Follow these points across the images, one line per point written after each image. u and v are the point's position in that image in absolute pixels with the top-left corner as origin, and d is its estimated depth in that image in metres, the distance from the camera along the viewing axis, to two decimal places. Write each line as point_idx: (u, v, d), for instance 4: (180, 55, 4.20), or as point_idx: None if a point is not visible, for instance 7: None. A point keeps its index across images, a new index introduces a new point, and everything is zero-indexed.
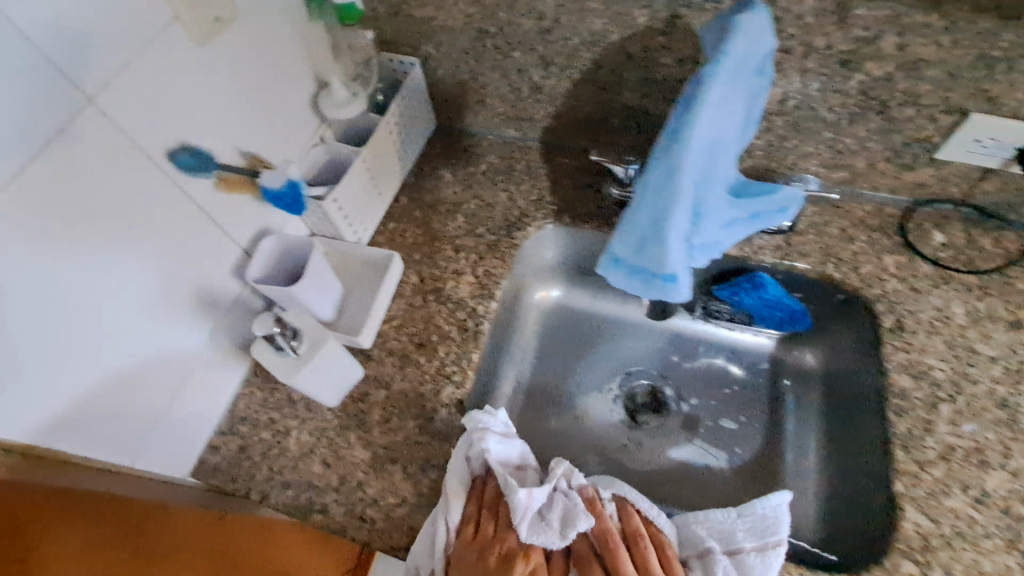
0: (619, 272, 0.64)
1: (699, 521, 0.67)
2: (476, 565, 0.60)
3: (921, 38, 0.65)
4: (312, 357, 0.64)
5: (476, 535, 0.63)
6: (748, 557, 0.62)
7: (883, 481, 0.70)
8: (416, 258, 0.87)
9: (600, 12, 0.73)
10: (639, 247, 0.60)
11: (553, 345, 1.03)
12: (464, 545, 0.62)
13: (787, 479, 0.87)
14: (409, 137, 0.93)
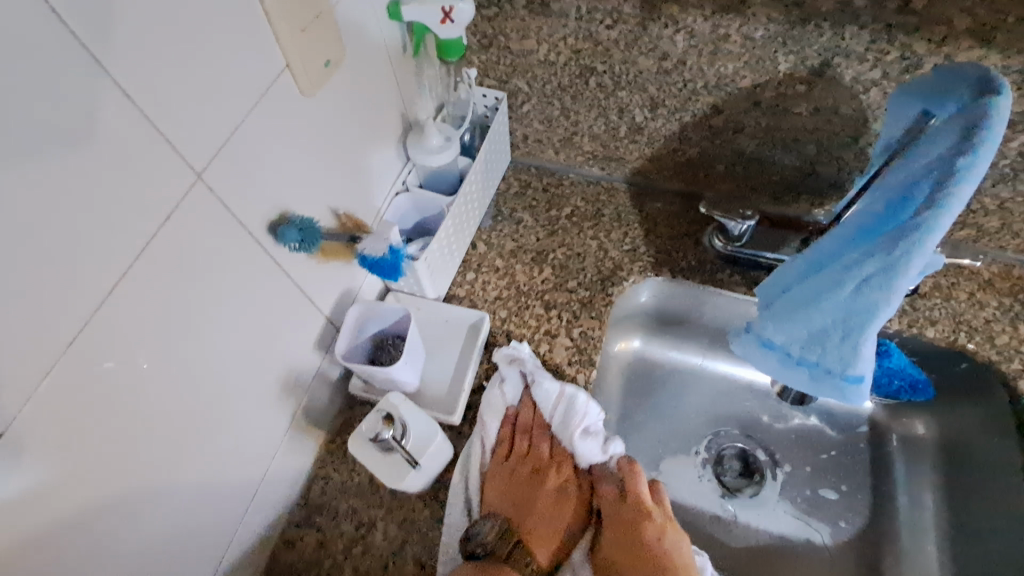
0: (774, 361, 0.57)
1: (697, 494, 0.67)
2: (512, 477, 0.66)
3: None
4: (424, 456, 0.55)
5: (509, 452, 0.68)
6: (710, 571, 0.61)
7: None
8: (502, 316, 0.78)
9: (735, 56, 0.65)
10: (818, 343, 0.53)
11: (633, 405, 0.91)
12: (499, 460, 0.67)
13: (907, 564, 0.79)
14: (488, 177, 0.84)
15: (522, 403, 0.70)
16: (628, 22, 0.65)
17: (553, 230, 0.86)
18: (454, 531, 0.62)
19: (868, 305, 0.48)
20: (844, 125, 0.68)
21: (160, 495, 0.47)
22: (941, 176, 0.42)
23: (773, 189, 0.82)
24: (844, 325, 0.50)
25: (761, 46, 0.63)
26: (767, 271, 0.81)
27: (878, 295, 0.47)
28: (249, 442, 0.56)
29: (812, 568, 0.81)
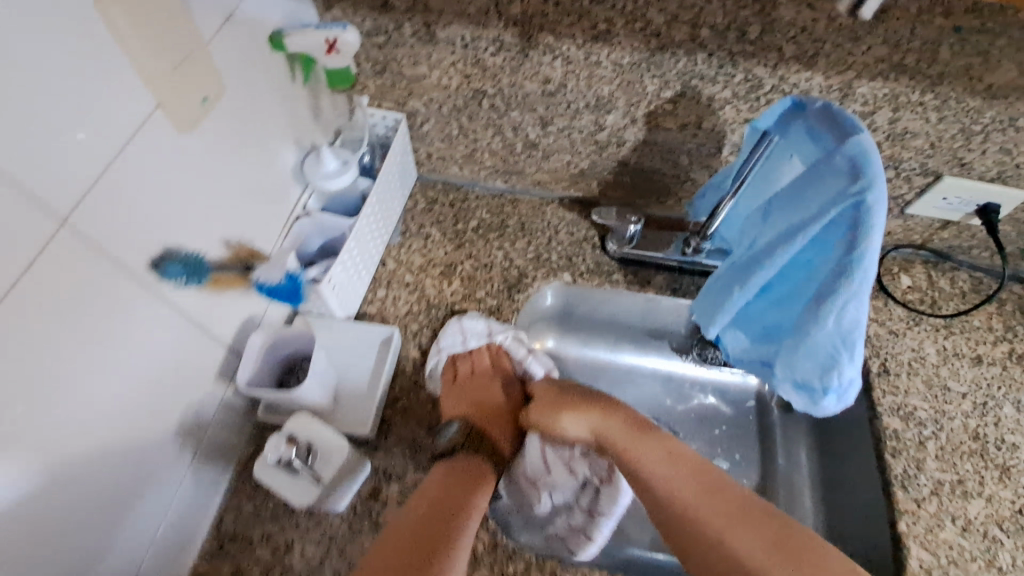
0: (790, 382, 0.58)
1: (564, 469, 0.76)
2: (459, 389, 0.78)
3: (911, 113, 0.67)
4: (334, 474, 0.62)
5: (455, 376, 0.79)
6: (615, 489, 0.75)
7: (883, 521, 0.70)
8: (414, 330, 0.80)
9: (609, 79, 0.71)
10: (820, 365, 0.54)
11: None
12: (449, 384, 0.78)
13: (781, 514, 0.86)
14: (394, 191, 0.85)
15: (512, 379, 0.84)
16: (511, 50, 0.70)
17: (461, 243, 0.89)
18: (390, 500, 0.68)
19: (851, 323, 0.50)
20: (707, 138, 0.76)
21: (64, 533, 0.48)
22: (856, 216, 0.47)
23: (657, 194, 0.89)
24: (830, 349, 0.52)
25: (631, 70, 0.69)
26: (656, 269, 0.87)
27: (855, 314, 0.50)
28: (162, 465, 0.57)
29: None
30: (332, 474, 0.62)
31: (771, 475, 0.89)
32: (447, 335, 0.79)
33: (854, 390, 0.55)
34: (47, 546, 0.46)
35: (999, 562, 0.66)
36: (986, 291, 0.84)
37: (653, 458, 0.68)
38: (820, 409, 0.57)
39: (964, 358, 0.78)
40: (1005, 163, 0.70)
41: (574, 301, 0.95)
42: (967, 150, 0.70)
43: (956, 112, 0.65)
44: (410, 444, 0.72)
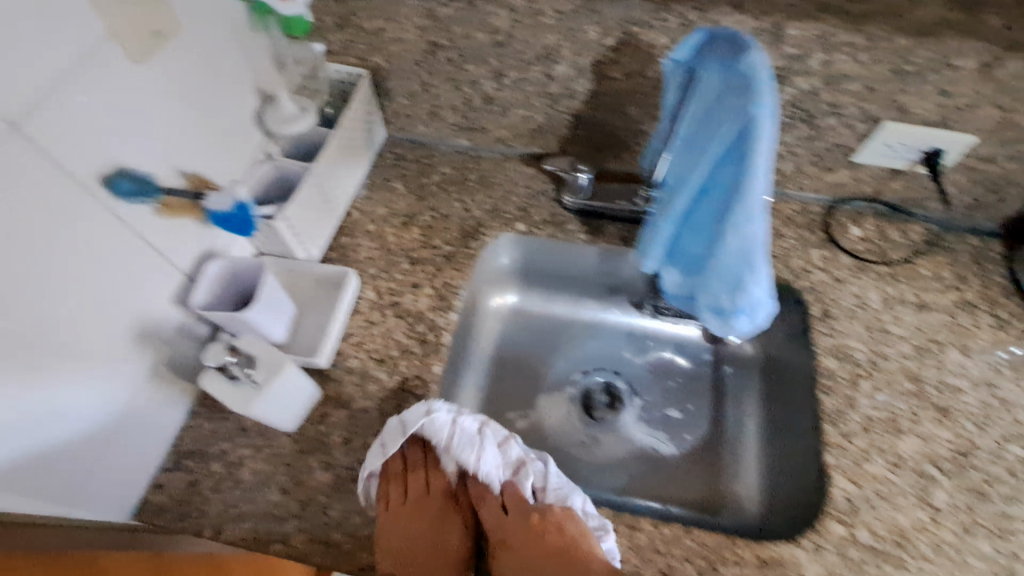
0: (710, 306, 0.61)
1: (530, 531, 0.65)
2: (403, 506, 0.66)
3: (844, 55, 0.68)
4: (271, 384, 0.64)
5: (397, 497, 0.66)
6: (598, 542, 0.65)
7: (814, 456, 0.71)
8: (372, 273, 0.84)
9: (553, 28, 0.74)
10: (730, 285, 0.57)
11: (516, 350, 1.00)
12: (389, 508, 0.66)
13: (729, 460, 0.88)
14: (360, 143, 0.89)
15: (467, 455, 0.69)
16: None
17: (423, 196, 0.92)
18: (336, 425, 0.72)
19: (751, 240, 0.53)
20: (654, 87, 0.78)
21: (49, 465, 0.56)
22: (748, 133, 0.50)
23: (614, 149, 0.91)
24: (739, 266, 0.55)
25: (572, 18, 0.72)
26: (609, 221, 0.90)
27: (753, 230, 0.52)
28: (138, 409, 0.66)
29: (662, 476, 0.89)
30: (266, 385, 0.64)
31: (719, 424, 0.91)
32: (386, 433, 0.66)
33: (766, 310, 0.58)
34: (31, 463, 0.54)
35: (930, 497, 0.66)
36: (940, 243, 0.84)
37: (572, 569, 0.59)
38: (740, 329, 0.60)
39: (908, 304, 0.79)
40: (944, 107, 0.71)
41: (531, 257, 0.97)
42: (903, 93, 0.70)
43: (885, 51, 0.66)
44: (359, 374, 0.76)
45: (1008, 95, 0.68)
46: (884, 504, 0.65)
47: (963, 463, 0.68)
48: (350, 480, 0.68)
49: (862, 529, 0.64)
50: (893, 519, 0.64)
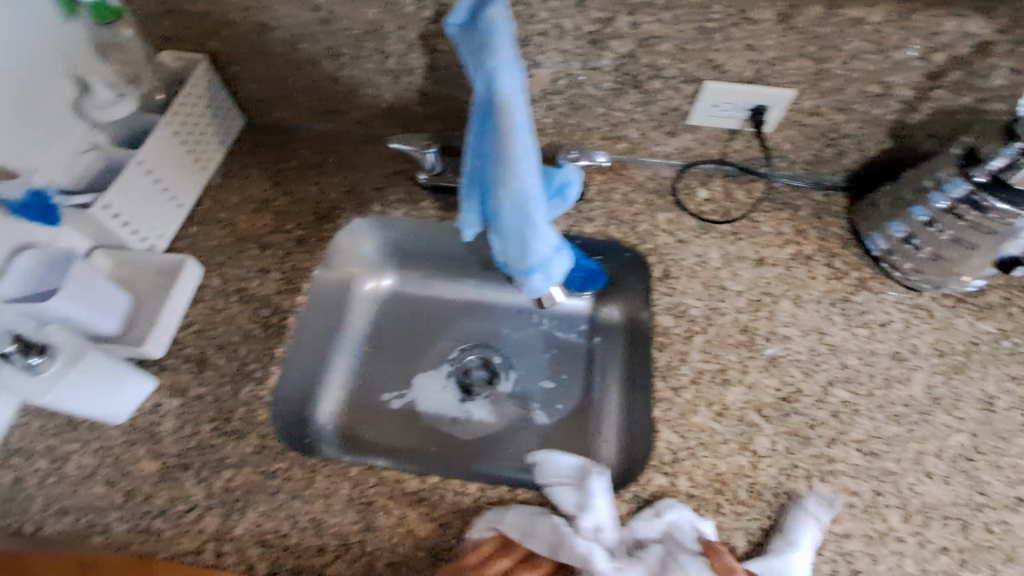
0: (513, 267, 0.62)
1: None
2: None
3: (647, 16, 0.68)
4: (68, 373, 0.62)
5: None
6: None
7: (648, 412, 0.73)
8: (219, 261, 0.83)
9: (370, 3, 0.73)
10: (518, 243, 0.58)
11: (390, 333, 0.98)
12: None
13: (596, 426, 0.89)
14: (207, 131, 0.88)
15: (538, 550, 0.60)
16: None
17: (279, 181, 0.90)
18: (170, 413, 0.72)
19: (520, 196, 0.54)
20: None
21: None
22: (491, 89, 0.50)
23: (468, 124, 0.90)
24: (519, 220, 0.56)
25: None
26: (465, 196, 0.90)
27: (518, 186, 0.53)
28: None
29: (531, 446, 0.89)
30: (59, 376, 0.62)
31: (587, 393, 0.92)
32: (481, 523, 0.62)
33: (557, 265, 0.59)
34: None
35: (751, 444, 0.67)
36: (783, 199, 0.86)
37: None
38: (538, 288, 0.60)
39: (746, 260, 0.81)
40: (755, 62, 0.71)
41: (395, 238, 0.95)
42: (713, 51, 0.71)
43: (684, 10, 0.67)
44: (197, 362, 0.75)
45: (815, 43, 0.67)
46: (706, 453, 0.66)
47: (786, 409, 0.69)
48: (178, 468, 0.68)
49: (680, 479, 0.65)
50: (713, 467, 0.65)
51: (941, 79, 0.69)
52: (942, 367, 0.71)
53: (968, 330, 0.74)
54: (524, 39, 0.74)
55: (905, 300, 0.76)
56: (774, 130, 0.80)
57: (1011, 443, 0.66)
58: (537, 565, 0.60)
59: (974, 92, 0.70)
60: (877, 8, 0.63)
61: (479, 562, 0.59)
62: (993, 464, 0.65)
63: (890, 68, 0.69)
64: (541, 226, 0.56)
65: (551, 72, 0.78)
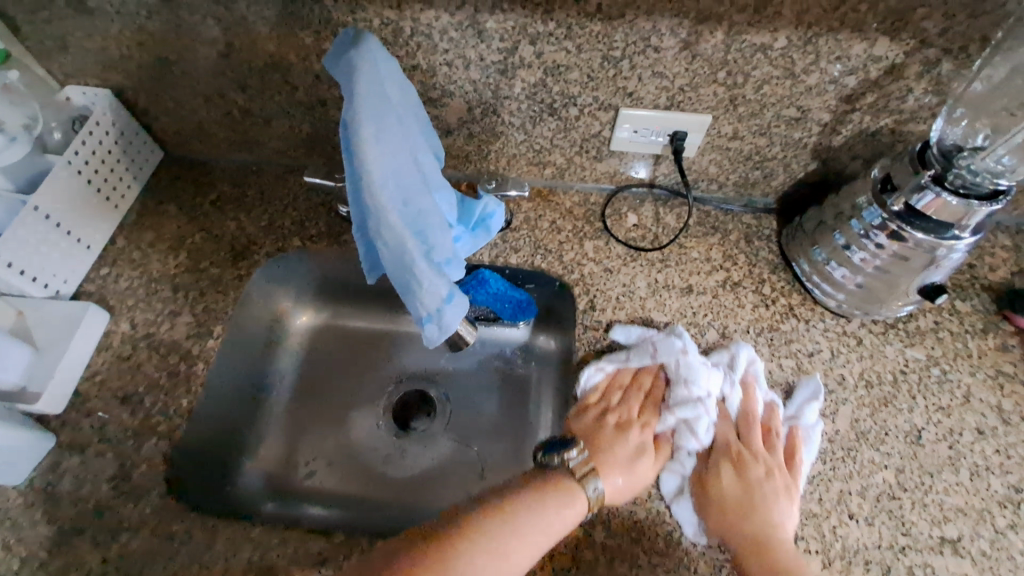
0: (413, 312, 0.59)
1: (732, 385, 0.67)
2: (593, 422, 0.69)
3: (550, 45, 0.65)
4: None
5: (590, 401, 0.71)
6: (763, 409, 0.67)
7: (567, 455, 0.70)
8: (129, 304, 0.79)
9: (267, 35, 0.69)
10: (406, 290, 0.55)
11: (322, 367, 0.93)
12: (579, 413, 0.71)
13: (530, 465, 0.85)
14: (120, 168, 0.84)
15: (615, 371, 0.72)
16: (159, 12, 0.69)
17: (196, 217, 0.86)
18: (69, 471, 0.68)
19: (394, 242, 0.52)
20: None
21: None
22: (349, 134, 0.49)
23: None
24: (398, 265, 0.54)
25: (278, 24, 0.67)
26: None
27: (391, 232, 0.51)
28: None
29: (467, 486, 0.84)
30: None
31: (524, 428, 0.88)
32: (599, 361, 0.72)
33: (451, 311, 0.56)
34: None
35: (671, 487, 0.64)
36: (712, 223, 0.83)
37: (744, 545, 0.58)
38: (432, 339, 0.57)
39: (674, 289, 0.78)
40: (667, 88, 0.69)
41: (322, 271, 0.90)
42: (623, 78, 0.68)
43: (587, 39, 0.64)
44: (100, 414, 0.71)
45: (723, 69, 0.65)
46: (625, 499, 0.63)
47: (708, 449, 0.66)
48: (74, 532, 0.64)
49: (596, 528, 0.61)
50: (632, 515, 0.62)
51: (856, 102, 0.67)
52: (870, 399, 0.69)
53: (896, 357, 0.72)
54: (430, 69, 0.70)
55: (834, 327, 0.74)
56: (697, 154, 0.78)
57: (936, 478, 0.64)
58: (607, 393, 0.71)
59: (890, 115, 0.68)
60: (781, 33, 0.60)
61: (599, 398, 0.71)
62: (918, 502, 0.63)
63: (804, 92, 0.67)
64: (423, 271, 0.54)
65: (464, 100, 0.75)
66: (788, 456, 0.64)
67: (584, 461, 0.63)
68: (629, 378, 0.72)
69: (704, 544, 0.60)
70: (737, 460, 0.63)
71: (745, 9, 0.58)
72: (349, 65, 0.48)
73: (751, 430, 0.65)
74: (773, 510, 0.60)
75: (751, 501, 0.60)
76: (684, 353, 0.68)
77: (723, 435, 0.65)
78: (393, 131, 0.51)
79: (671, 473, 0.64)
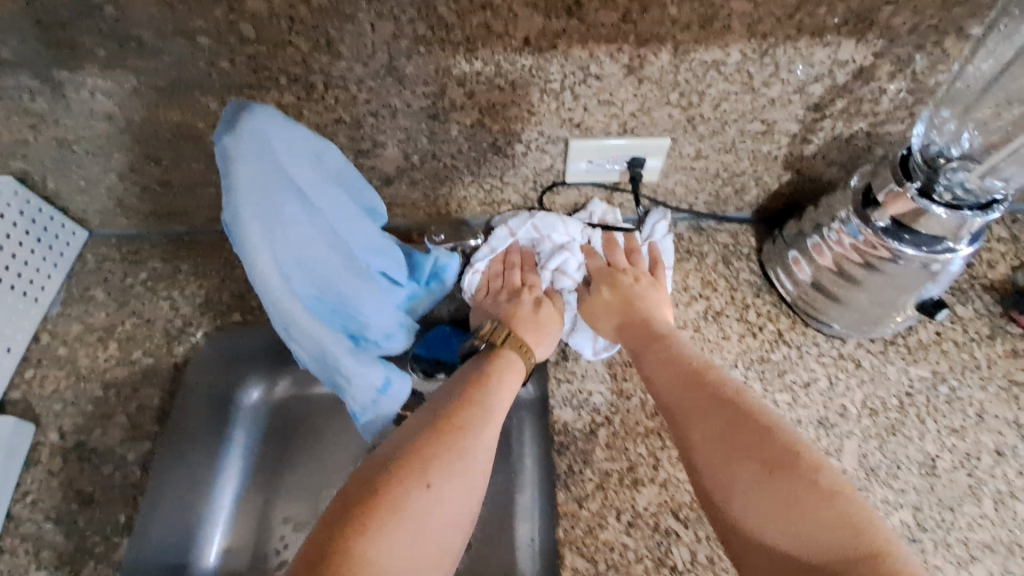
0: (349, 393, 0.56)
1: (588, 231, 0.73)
2: (492, 305, 0.70)
3: (481, 84, 0.58)
4: None
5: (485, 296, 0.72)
6: (619, 237, 0.73)
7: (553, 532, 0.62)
8: (58, 409, 0.71)
9: (167, 103, 0.62)
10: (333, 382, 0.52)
11: (283, 445, 0.77)
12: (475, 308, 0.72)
13: None
14: (37, 257, 0.75)
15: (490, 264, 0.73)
16: (43, 92, 0.61)
17: (127, 301, 0.78)
18: None
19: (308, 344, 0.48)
20: None
21: None
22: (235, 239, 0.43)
23: None
24: (320, 362, 0.50)
25: (177, 91, 0.60)
26: None
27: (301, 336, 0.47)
28: None
29: None
30: None
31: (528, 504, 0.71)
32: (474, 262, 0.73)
33: (384, 401, 0.53)
34: None
35: (667, 559, 0.58)
36: (686, 247, 0.77)
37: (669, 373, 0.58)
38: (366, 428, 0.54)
39: None
40: (617, 116, 0.62)
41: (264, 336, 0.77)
42: (567, 109, 0.62)
43: (519, 73, 0.57)
44: (32, 541, 0.64)
45: (675, 90, 0.59)
46: None
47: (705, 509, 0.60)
48: None
49: None
50: None
51: (825, 109, 0.61)
52: (876, 429, 0.63)
53: (900, 378, 0.66)
54: (354, 121, 0.63)
55: (829, 351, 0.68)
56: (660, 177, 0.71)
57: (958, 514, 0.58)
58: (491, 280, 0.72)
59: (864, 118, 0.62)
60: (733, 48, 0.54)
61: (484, 288, 0.72)
62: (941, 543, 0.57)
63: (767, 105, 0.61)
64: (347, 367, 0.49)
65: (399, 149, 0.67)
66: (652, 267, 0.72)
67: (500, 334, 0.65)
68: (501, 262, 0.74)
69: (627, 402, 0.67)
70: (613, 276, 0.69)
71: (690, 26, 0.52)
72: (223, 155, 0.41)
73: (616, 255, 0.71)
74: (653, 305, 0.67)
75: (635, 300, 0.67)
76: (533, 217, 0.72)
77: (596, 267, 0.71)
78: (294, 224, 0.45)
79: (566, 314, 0.70)
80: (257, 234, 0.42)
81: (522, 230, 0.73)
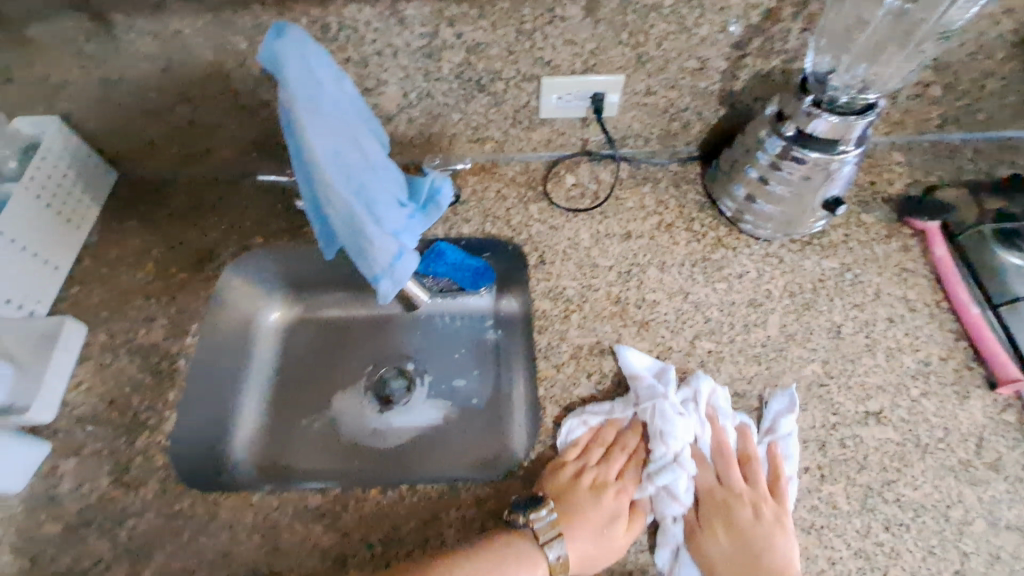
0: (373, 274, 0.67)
1: (715, 429, 0.67)
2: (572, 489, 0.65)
3: (468, 25, 0.72)
4: None
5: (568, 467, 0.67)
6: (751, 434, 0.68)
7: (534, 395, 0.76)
8: (104, 317, 0.81)
9: (202, 44, 0.73)
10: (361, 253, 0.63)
11: (300, 356, 0.93)
12: (553, 473, 0.67)
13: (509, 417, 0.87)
14: (77, 189, 0.86)
15: (592, 437, 0.70)
16: (97, 35, 0.72)
17: (158, 229, 0.89)
18: (69, 474, 0.71)
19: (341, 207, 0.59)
20: None
21: None
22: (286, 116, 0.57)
23: None
24: (351, 228, 0.61)
25: (213, 33, 0.72)
26: None
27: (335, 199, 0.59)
28: None
29: (449, 446, 0.86)
30: None
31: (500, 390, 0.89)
32: (580, 420, 0.70)
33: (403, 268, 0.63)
34: None
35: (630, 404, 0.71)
36: (643, 174, 0.91)
37: None
38: (388, 292, 0.63)
39: (614, 236, 0.85)
40: (580, 54, 0.76)
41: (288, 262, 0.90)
42: (539, 49, 0.75)
43: (499, 15, 0.71)
44: (90, 420, 0.74)
45: (624, 31, 0.73)
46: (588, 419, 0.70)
47: None
48: (81, 525, 0.67)
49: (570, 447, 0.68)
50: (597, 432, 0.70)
51: (746, 48, 0.76)
52: (794, 305, 0.78)
53: (815, 267, 0.81)
54: (362, 60, 0.75)
55: (759, 250, 0.83)
56: (618, 112, 0.85)
57: (857, 363, 0.74)
58: (586, 454, 0.68)
59: (777, 55, 0.77)
60: None
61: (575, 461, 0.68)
62: (844, 384, 0.72)
63: (699, 44, 0.75)
64: (371, 231, 0.60)
65: (399, 88, 0.80)
66: (772, 484, 0.64)
67: (552, 526, 0.62)
68: (610, 437, 0.70)
69: (596, 295, 0.80)
70: (728, 514, 0.62)
71: None
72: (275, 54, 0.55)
73: (732, 473, 0.64)
74: (771, 556, 0.59)
75: (751, 557, 0.59)
76: (658, 404, 0.68)
77: (705, 487, 0.64)
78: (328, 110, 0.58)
79: (660, 544, 0.62)
80: (302, 110, 0.56)
81: (646, 412, 0.69)
